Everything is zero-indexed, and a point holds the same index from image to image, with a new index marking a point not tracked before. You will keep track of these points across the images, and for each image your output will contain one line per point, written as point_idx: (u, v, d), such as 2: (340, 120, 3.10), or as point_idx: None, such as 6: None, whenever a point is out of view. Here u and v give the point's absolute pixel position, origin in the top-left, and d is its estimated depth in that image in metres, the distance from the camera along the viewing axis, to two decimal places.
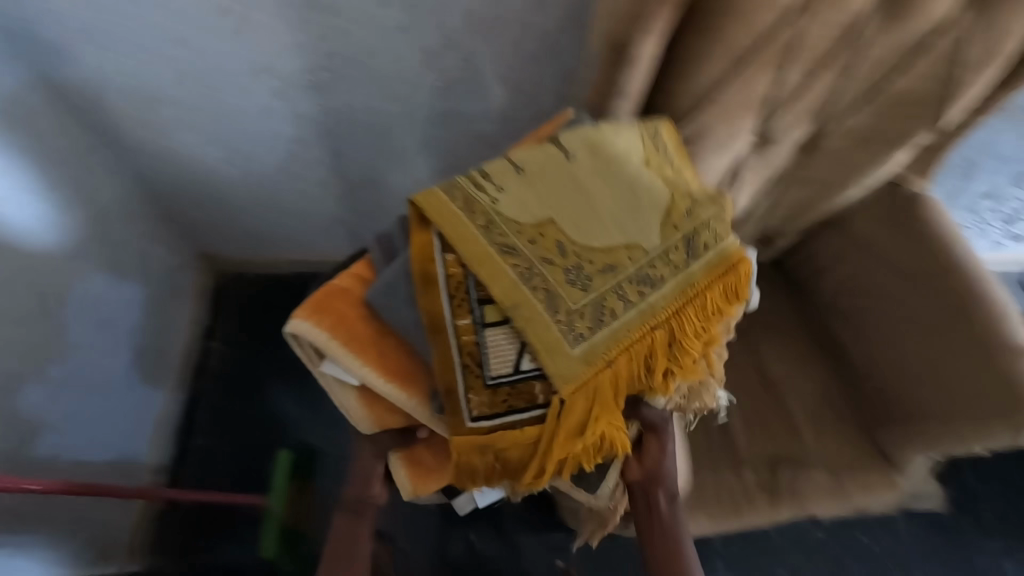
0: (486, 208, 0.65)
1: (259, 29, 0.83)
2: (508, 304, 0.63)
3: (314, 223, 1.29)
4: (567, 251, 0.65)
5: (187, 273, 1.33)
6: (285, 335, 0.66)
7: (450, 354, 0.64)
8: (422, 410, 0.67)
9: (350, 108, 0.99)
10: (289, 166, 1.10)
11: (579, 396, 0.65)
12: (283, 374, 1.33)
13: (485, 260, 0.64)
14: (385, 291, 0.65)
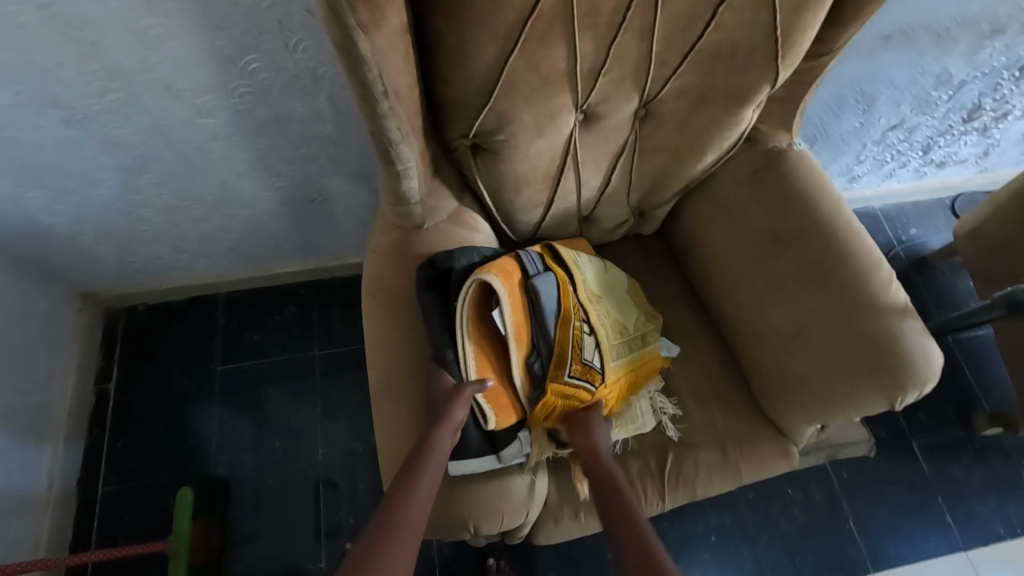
0: (582, 266, 0.75)
1: (11, 59, 0.74)
2: (590, 306, 0.73)
3: (178, 252, 1.23)
4: (614, 303, 0.79)
5: (63, 314, 1.23)
6: (472, 277, 0.63)
7: (569, 325, 0.68)
8: (524, 365, 0.66)
9: (162, 135, 0.91)
10: (125, 198, 1.03)
11: (609, 386, 0.73)
12: (181, 404, 1.29)
13: (585, 295, 0.73)
14: (545, 277, 0.68)
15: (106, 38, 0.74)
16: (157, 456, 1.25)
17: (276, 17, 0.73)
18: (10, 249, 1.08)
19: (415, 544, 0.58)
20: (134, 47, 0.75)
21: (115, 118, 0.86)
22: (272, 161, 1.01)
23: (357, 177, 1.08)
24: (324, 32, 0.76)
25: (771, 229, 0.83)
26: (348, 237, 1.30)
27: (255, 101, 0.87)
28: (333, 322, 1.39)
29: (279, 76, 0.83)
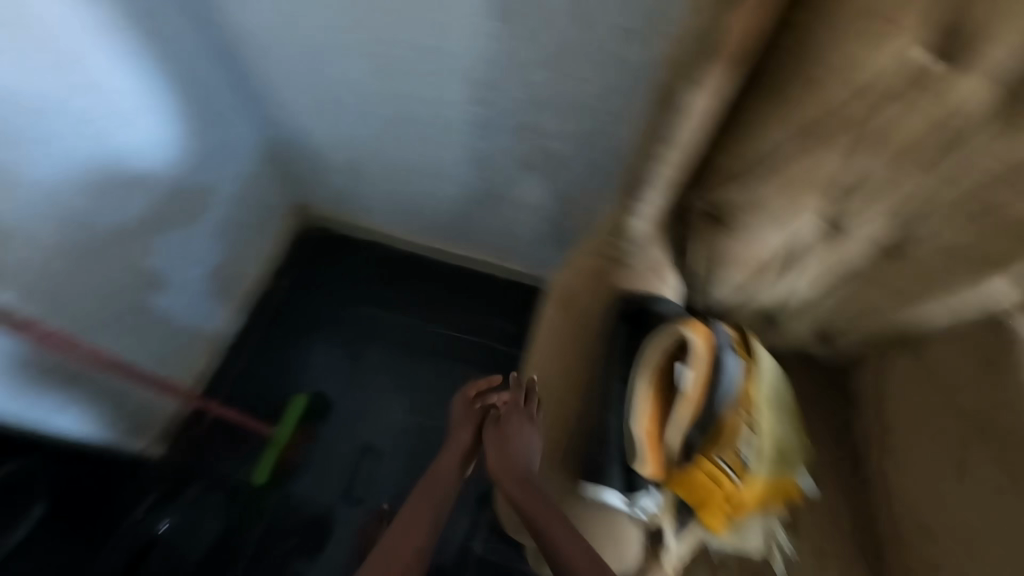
0: (767, 364, 0.73)
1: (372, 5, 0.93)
2: (763, 406, 0.70)
3: (383, 198, 1.40)
4: (781, 415, 0.75)
5: (277, 212, 1.48)
6: (677, 323, 0.64)
7: (739, 411, 0.67)
8: (688, 427, 0.66)
9: (433, 102, 1.06)
10: (373, 140, 1.21)
11: (753, 492, 0.69)
12: (324, 325, 1.45)
13: (763, 393, 0.71)
14: (735, 356, 0.68)
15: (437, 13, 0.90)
16: (289, 357, 1.41)
17: (586, 38, 0.87)
18: (278, 141, 1.32)
19: (428, 514, 0.67)
20: (452, 23, 0.91)
21: (409, 75, 1.03)
22: (494, 151, 1.13)
23: (561, 195, 1.18)
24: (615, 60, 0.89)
25: (979, 412, 0.75)
26: (518, 242, 1.39)
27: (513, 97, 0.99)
28: (466, 308, 1.48)
29: (557, 87, 0.95)
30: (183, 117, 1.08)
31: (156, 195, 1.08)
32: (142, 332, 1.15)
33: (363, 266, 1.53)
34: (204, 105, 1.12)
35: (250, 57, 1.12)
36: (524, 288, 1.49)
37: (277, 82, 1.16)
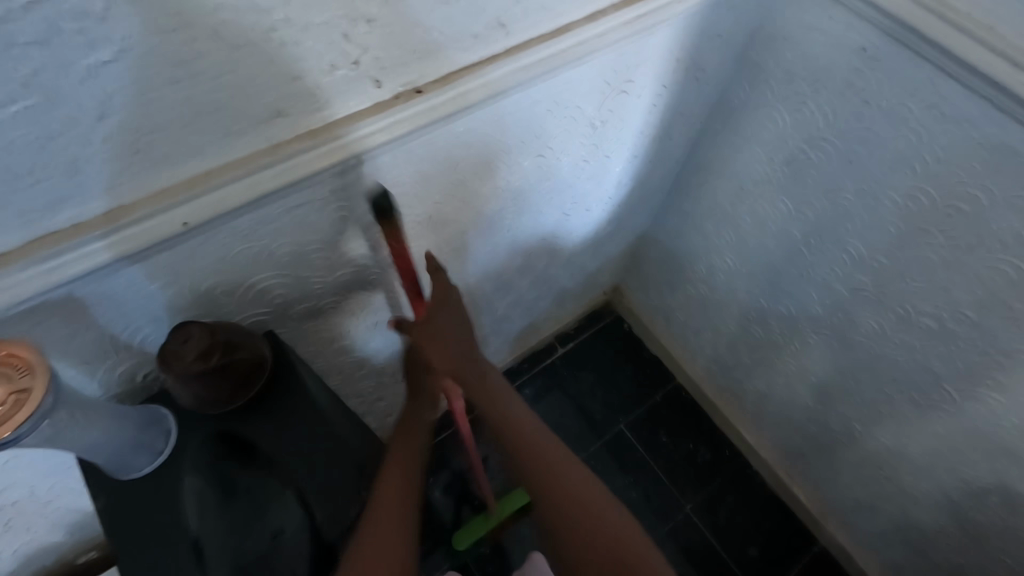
0: None
1: (912, 242, 0.72)
2: None
3: (711, 341, 1.25)
4: None
5: (600, 286, 1.41)
6: None
7: None
8: None
9: (880, 346, 0.86)
10: (759, 311, 1.06)
11: None
12: (571, 410, 1.39)
13: None
14: None
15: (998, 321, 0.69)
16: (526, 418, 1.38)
17: None
18: (656, 239, 1.23)
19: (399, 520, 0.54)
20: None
21: (881, 312, 0.83)
22: (920, 437, 0.89)
23: (941, 506, 0.93)
24: None
25: None
26: (833, 489, 1.15)
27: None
28: (720, 502, 1.31)
29: None
30: (618, 209, 1.00)
31: (548, 268, 1.03)
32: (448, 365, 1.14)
33: (639, 381, 1.44)
34: (636, 199, 1.04)
35: (717, 183, 0.98)
36: (788, 519, 1.29)
37: (721, 215, 1.02)
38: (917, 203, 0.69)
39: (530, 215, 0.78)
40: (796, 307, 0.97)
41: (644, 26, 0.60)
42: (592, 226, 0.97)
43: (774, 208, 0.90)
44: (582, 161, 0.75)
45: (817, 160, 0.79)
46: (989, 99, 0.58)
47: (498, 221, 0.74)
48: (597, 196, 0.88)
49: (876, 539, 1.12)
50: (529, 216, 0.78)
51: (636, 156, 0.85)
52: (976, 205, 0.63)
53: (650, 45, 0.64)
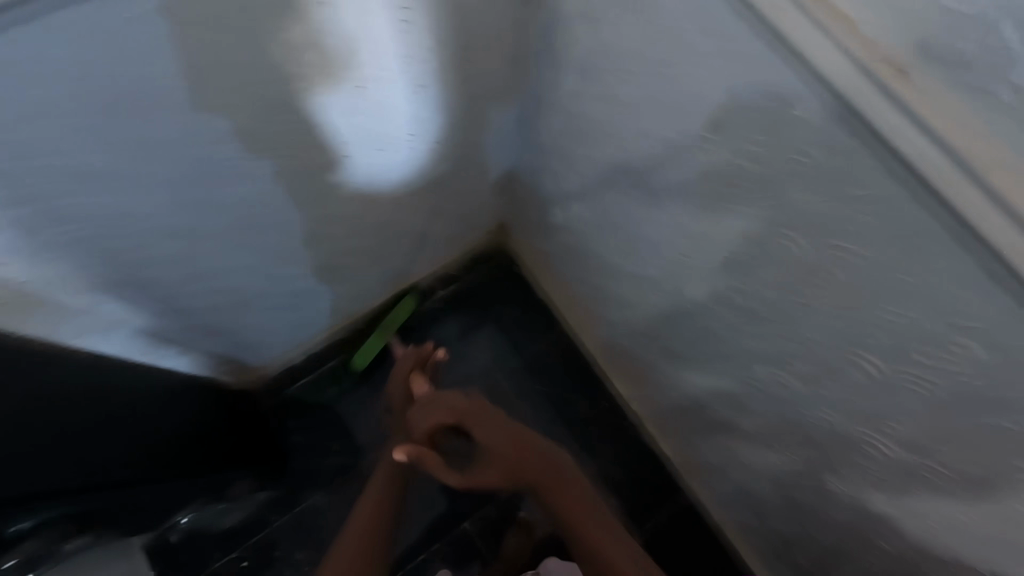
0: None
1: (701, 203, 0.61)
2: None
3: (579, 290, 1.17)
4: None
5: (481, 225, 1.28)
6: None
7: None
8: None
9: (698, 314, 0.77)
10: (607, 265, 0.96)
11: None
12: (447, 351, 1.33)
13: None
14: None
15: (780, 301, 0.59)
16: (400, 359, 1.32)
17: (970, 490, 0.50)
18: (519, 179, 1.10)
19: None
20: (819, 340, 0.57)
21: (692, 280, 0.73)
22: (746, 413, 0.81)
23: (760, 479, 0.89)
24: (976, 531, 0.53)
25: None
26: (691, 449, 1.10)
27: (823, 434, 0.66)
28: (591, 451, 1.28)
29: (859, 458, 0.62)
30: (438, 146, 0.86)
31: (368, 214, 0.92)
32: (276, 318, 1.05)
33: (524, 324, 1.36)
34: (469, 135, 0.90)
35: (550, 117, 0.82)
36: (657, 467, 1.26)
37: (562, 155, 0.87)
38: (708, 155, 0.55)
39: (262, 152, 0.66)
40: (631, 265, 0.87)
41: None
42: (391, 173, 0.85)
43: (598, 151, 0.75)
44: (298, 93, 0.62)
45: (616, 95, 0.63)
46: (754, 16, 0.42)
47: (212, 159, 0.63)
48: (386, 133, 0.76)
49: (725, 498, 1.09)
50: (255, 156, 0.66)
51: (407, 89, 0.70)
52: (758, 161, 0.50)
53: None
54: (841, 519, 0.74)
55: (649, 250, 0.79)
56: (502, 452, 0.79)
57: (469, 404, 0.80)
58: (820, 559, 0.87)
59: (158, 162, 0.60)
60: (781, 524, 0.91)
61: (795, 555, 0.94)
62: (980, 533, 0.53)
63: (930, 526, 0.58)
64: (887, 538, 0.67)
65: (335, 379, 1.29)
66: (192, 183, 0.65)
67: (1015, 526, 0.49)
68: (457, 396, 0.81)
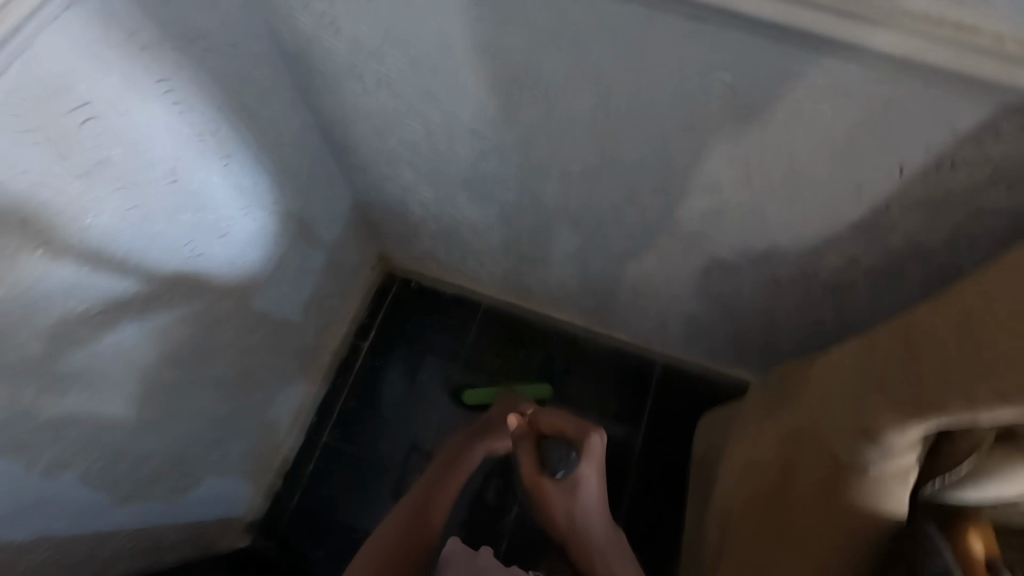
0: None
1: (504, 116, 0.72)
2: None
3: (475, 263, 1.25)
4: None
5: (360, 267, 1.32)
6: None
7: None
8: None
9: (562, 207, 0.89)
10: (479, 224, 1.06)
11: None
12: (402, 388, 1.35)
13: None
14: None
15: (599, 150, 0.72)
16: (365, 421, 1.31)
17: (786, 186, 0.66)
18: (365, 206, 1.16)
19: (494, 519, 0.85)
20: (640, 156, 0.71)
21: (539, 184, 0.85)
22: (647, 253, 0.94)
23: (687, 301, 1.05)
24: (809, 214, 0.70)
25: None
26: (637, 320, 1.23)
27: (692, 226, 0.81)
28: (569, 382, 1.37)
29: (721, 224, 0.78)
30: (277, 210, 0.89)
31: (251, 307, 0.91)
32: (231, 459, 1.00)
33: (450, 324, 1.42)
34: (299, 188, 0.94)
35: (356, 130, 0.89)
36: (623, 358, 1.38)
37: (385, 155, 0.94)
38: (485, 71, 0.66)
39: (131, 273, 0.63)
40: (493, 208, 0.98)
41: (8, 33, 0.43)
42: (247, 243, 0.83)
43: (409, 129, 0.83)
44: (129, 196, 0.59)
45: (394, 73, 0.72)
46: None
47: (85, 305, 0.59)
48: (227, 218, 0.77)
49: (683, 339, 1.23)
50: (125, 277, 0.62)
51: (218, 151, 0.70)
52: (517, 53, 0.61)
53: (53, 47, 0.47)
54: (747, 282, 0.91)
55: (497, 183, 0.89)
56: (587, 499, 0.82)
57: (588, 440, 0.83)
58: (765, 325, 1.03)
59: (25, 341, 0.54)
60: (724, 323, 1.08)
61: (751, 339, 1.10)
62: (810, 215, 0.70)
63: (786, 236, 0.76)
64: (777, 270, 0.84)
65: (319, 478, 1.25)
66: (76, 355, 0.60)
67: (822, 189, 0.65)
68: (593, 434, 0.83)
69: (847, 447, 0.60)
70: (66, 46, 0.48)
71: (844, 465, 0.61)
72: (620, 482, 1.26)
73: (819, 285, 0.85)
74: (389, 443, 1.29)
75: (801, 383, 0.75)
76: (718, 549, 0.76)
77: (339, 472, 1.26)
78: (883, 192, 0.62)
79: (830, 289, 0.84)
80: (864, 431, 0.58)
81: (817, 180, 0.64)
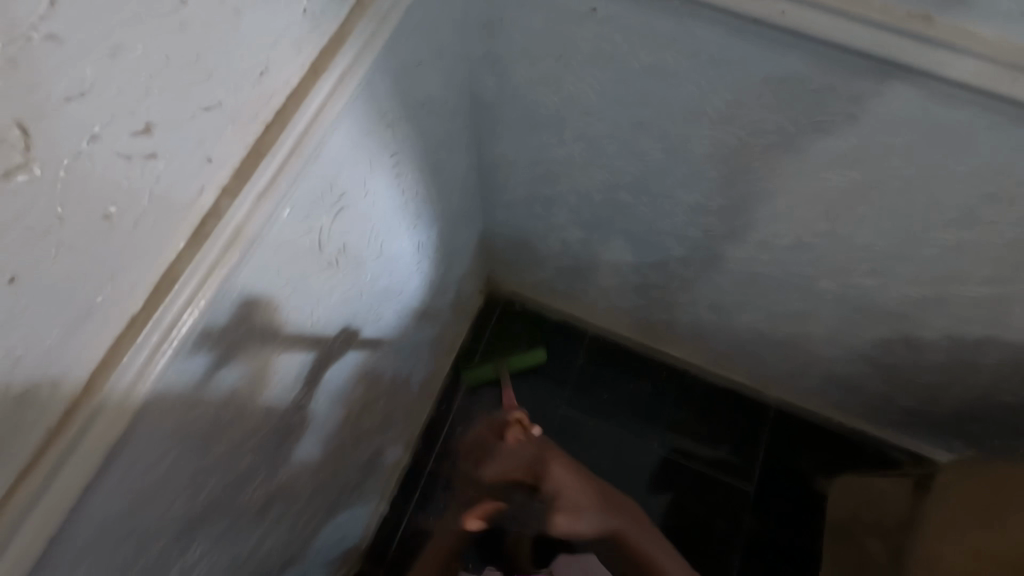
0: None
1: (723, 187, 0.66)
2: None
3: (596, 297, 1.20)
4: None
5: (471, 291, 1.28)
6: None
7: None
8: None
9: (738, 269, 0.83)
10: (624, 268, 1.00)
11: None
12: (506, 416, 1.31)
13: None
14: None
15: (826, 232, 0.66)
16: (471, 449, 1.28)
17: None
18: (491, 237, 1.11)
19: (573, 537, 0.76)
20: (876, 243, 0.64)
21: (721, 247, 0.79)
22: (822, 319, 0.87)
23: (840, 363, 0.98)
24: None
25: None
26: (769, 367, 1.16)
27: (898, 309, 0.75)
28: (677, 421, 1.31)
29: (942, 313, 0.71)
30: (435, 256, 0.85)
31: (400, 353, 0.88)
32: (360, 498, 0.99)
33: (553, 350, 1.37)
34: (450, 228, 0.89)
35: (522, 174, 0.83)
36: (738, 399, 1.31)
37: (545, 198, 0.88)
38: (726, 146, 0.60)
39: (339, 348, 0.61)
40: (651, 258, 0.92)
41: (310, 152, 0.41)
42: (414, 295, 0.81)
43: (590, 181, 0.77)
44: (354, 279, 0.57)
45: (606, 133, 0.66)
46: (757, 30, 0.47)
47: (300, 393, 0.57)
48: (404, 275, 0.73)
49: (814, 390, 1.17)
50: (335, 358, 0.61)
51: (415, 214, 0.67)
52: (786, 136, 0.55)
53: (336, 150, 0.44)
54: (937, 362, 0.84)
55: (671, 240, 0.83)
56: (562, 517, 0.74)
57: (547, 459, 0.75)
58: (929, 395, 0.95)
59: (258, 443, 0.53)
60: (875, 385, 1.02)
61: (902, 403, 1.03)
62: None
63: (1022, 331, 0.69)
64: (984, 356, 0.77)
65: (424, 505, 1.23)
66: (292, 431, 0.59)
67: None
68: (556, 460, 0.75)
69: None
70: (345, 145, 0.45)
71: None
72: (735, 528, 1.21)
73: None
74: None
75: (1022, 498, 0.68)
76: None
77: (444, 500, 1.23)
78: None
79: None
80: None
81: None
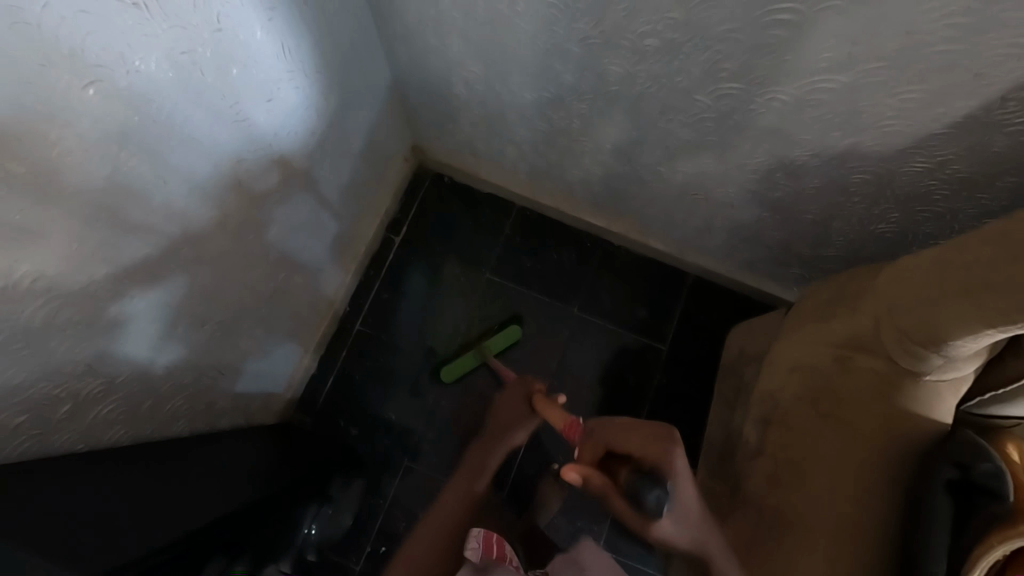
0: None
1: None
2: None
3: (513, 156, 1.19)
4: None
5: (393, 156, 1.27)
6: None
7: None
8: None
9: (624, 94, 0.83)
10: (526, 110, 0.99)
11: None
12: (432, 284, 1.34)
13: None
14: None
15: (684, 24, 0.65)
16: (396, 314, 1.32)
17: (901, 71, 0.60)
18: (402, 88, 1.09)
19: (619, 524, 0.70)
20: (729, 32, 0.64)
21: (602, 66, 0.79)
22: (710, 150, 0.87)
23: (736, 208, 1.00)
24: (919, 108, 0.63)
25: None
26: (683, 227, 1.18)
27: (771, 122, 0.75)
28: (599, 288, 1.35)
29: (806, 120, 0.72)
30: (319, 80, 0.83)
31: (290, 185, 0.88)
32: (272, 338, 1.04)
33: (480, 222, 1.38)
34: (342, 55, 0.87)
35: None
36: (658, 267, 1.35)
37: (435, 22, 0.85)
38: None
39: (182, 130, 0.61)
40: (546, 93, 0.91)
41: None
42: (294, 118, 0.81)
43: None
44: (186, 47, 0.57)
45: None
46: None
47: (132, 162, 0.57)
48: (269, 82, 0.72)
49: (724, 249, 1.20)
50: (168, 143, 0.61)
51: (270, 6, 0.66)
52: None
53: None
54: (819, 192, 0.86)
55: (557, 62, 0.82)
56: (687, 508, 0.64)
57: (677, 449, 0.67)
58: (817, 238, 0.98)
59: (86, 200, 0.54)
60: (773, 233, 1.04)
61: (798, 252, 1.06)
62: (916, 111, 0.64)
63: (877, 136, 0.70)
64: (854, 176, 0.79)
65: (349, 363, 1.28)
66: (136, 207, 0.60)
67: (936, 78, 0.59)
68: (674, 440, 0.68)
69: (908, 355, 0.61)
70: None
71: (904, 373, 0.61)
72: (645, 383, 1.29)
73: (892, 192, 0.79)
74: (416, 336, 1.30)
75: (865, 287, 0.71)
76: (756, 442, 0.74)
77: (368, 358, 1.29)
78: (1009, 80, 0.56)
79: (903, 196, 0.79)
80: (928, 336, 0.58)
81: (934, 65, 0.58)
